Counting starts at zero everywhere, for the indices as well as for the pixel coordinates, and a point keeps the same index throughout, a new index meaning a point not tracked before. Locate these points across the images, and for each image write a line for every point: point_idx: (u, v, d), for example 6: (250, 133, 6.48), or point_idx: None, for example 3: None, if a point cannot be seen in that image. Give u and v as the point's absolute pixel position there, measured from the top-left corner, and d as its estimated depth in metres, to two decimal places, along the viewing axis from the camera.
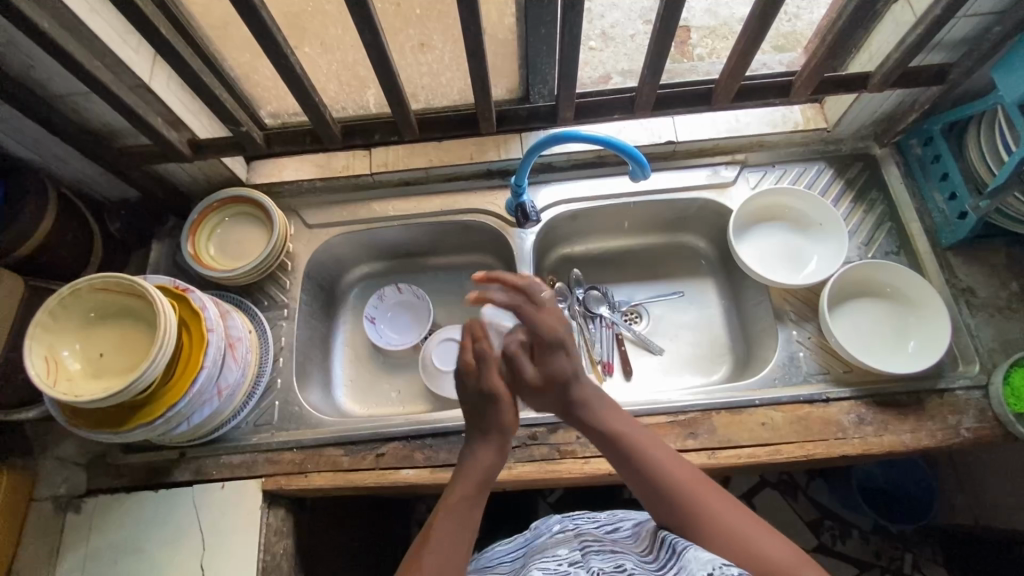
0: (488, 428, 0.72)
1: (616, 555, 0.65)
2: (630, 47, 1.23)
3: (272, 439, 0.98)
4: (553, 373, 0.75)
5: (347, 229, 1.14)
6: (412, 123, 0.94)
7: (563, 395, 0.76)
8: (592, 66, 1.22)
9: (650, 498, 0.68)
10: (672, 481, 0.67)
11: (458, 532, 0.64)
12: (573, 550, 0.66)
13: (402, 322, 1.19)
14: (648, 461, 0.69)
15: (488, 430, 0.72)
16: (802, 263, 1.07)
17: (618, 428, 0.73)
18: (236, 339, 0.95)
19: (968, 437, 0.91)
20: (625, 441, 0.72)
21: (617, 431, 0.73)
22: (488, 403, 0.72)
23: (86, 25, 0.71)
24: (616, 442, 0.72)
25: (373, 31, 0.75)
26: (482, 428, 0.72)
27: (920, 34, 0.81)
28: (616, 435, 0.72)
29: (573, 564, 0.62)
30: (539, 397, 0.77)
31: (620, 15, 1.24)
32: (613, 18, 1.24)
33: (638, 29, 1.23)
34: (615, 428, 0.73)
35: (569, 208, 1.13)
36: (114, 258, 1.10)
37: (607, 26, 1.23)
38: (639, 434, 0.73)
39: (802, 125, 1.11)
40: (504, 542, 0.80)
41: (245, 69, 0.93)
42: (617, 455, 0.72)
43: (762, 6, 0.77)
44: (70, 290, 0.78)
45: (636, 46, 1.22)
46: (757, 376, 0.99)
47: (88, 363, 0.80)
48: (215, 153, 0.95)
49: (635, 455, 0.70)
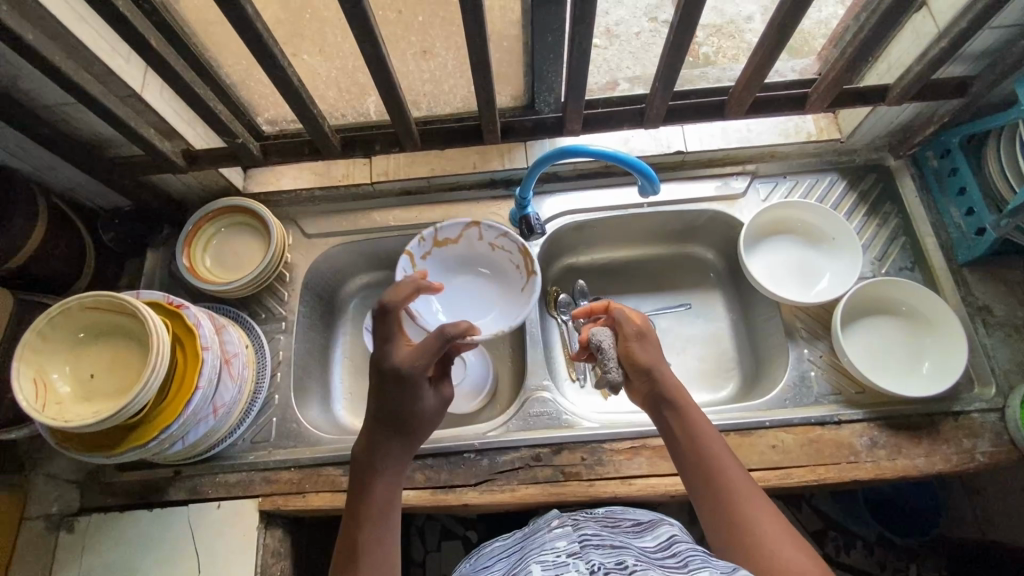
0: (393, 405, 0.71)
1: (618, 548, 0.62)
2: (635, 47, 1.18)
3: (269, 458, 0.95)
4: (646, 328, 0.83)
5: (347, 239, 1.11)
6: (413, 134, 0.91)
7: (647, 350, 0.81)
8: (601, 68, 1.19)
9: (713, 505, 0.68)
10: (726, 474, 0.69)
11: (379, 523, 0.67)
12: (572, 544, 0.63)
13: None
14: (723, 473, 0.69)
15: (401, 413, 0.71)
16: (814, 279, 1.04)
17: (702, 435, 0.73)
18: (232, 355, 0.93)
19: (983, 462, 0.89)
20: (706, 447, 0.72)
21: (700, 437, 0.73)
22: (403, 387, 0.71)
23: (74, 34, 0.68)
24: (696, 447, 0.73)
25: (374, 43, 0.71)
26: (394, 411, 0.71)
27: (943, 46, 0.78)
28: (698, 441, 0.73)
29: (572, 555, 0.60)
30: (641, 347, 0.81)
31: (624, 12, 1.19)
32: (617, 16, 1.19)
33: (643, 28, 1.19)
34: (699, 435, 0.73)
35: (575, 219, 1.11)
36: (108, 269, 1.08)
37: (611, 25, 1.19)
38: (719, 447, 0.72)
39: (816, 135, 1.07)
40: (501, 537, 0.77)
41: (242, 77, 0.90)
42: (682, 437, 0.74)
43: (781, 18, 0.73)
44: (60, 308, 0.76)
45: (642, 46, 1.17)
46: (767, 395, 0.97)
47: (79, 386, 0.77)
48: (210, 164, 0.92)
49: (712, 464, 0.70)
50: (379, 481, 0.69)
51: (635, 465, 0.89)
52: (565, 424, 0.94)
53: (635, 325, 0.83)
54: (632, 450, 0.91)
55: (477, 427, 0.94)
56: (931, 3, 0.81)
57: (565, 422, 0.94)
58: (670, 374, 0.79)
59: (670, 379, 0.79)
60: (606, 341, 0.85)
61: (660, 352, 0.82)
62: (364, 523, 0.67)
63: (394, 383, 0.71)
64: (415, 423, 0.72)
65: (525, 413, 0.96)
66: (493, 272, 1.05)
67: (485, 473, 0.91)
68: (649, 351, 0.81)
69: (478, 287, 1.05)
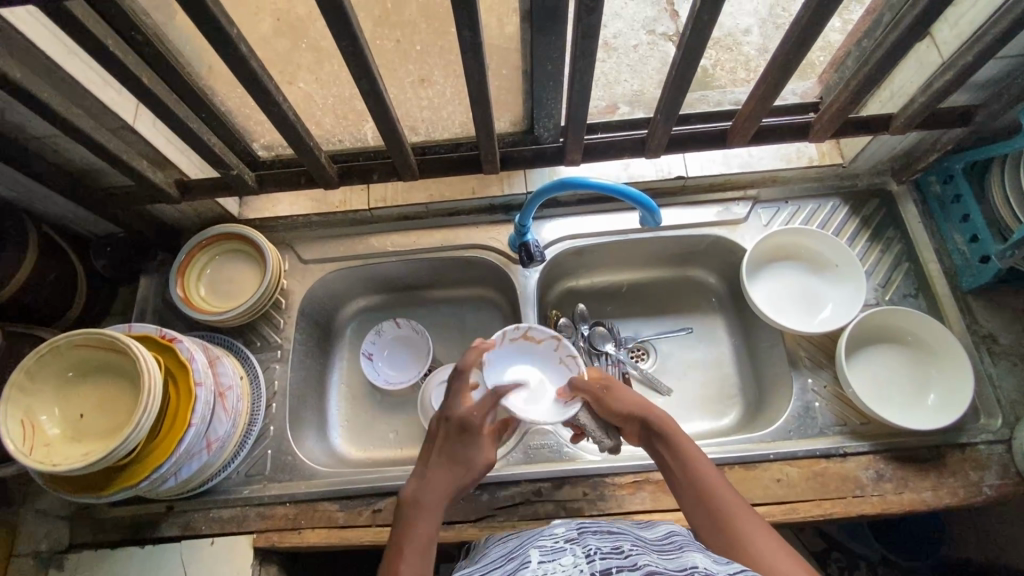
0: (451, 450, 0.78)
1: (615, 535, 0.64)
2: (633, 56, 1.28)
3: (264, 492, 0.94)
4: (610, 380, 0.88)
5: (344, 265, 1.09)
6: (411, 164, 0.89)
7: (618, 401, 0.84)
8: (599, 82, 1.24)
9: (712, 530, 0.67)
10: (720, 496, 0.69)
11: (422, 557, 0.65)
12: (570, 530, 0.66)
13: (402, 357, 1.14)
14: (716, 497, 0.69)
15: (456, 457, 0.77)
16: (817, 308, 1.02)
17: (693, 463, 0.74)
18: (227, 387, 0.91)
19: (990, 495, 0.87)
20: (698, 474, 0.73)
21: (692, 464, 0.74)
22: (462, 437, 0.79)
23: (65, 70, 0.67)
24: (689, 474, 0.73)
25: (372, 81, 0.69)
26: (451, 453, 0.77)
27: (947, 79, 0.77)
28: (690, 469, 0.74)
29: (569, 541, 0.63)
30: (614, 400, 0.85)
31: (623, 26, 1.32)
32: (615, 28, 1.32)
33: (640, 39, 1.30)
34: (691, 463, 0.74)
35: (574, 245, 1.09)
36: (100, 296, 1.06)
37: (609, 37, 1.31)
38: (713, 473, 0.73)
39: (817, 160, 1.06)
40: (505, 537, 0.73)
41: (237, 106, 0.89)
42: (677, 465, 0.76)
43: (785, 53, 0.72)
44: (49, 347, 0.74)
45: (638, 57, 1.27)
46: (771, 426, 0.96)
47: (67, 426, 0.75)
48: (205, 194, 0.91)
49: (705, 489, 0.71)
50: (427, 518, 0.69)
51: (638, 500, 0.88)
52: (567, 457, 0.93)
53: (596, 381, 0.88)
54: (636, 485, 0.89)
55: None
56: (935, 33, 0.81)
57: (566, 456, 0.93)
58: (652, 409, 0.83)
59: (655, 414, 0.82)
60: (582, 412, 0.89)
61: (633, 392, 0.85)
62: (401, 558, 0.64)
63: (454, 431, 0.79)
64: (470, 469, 0.77)
65: (525, 446, 0.94)
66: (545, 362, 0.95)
67: (485, 509, 0.89)
68: (620, 397, 0.85)
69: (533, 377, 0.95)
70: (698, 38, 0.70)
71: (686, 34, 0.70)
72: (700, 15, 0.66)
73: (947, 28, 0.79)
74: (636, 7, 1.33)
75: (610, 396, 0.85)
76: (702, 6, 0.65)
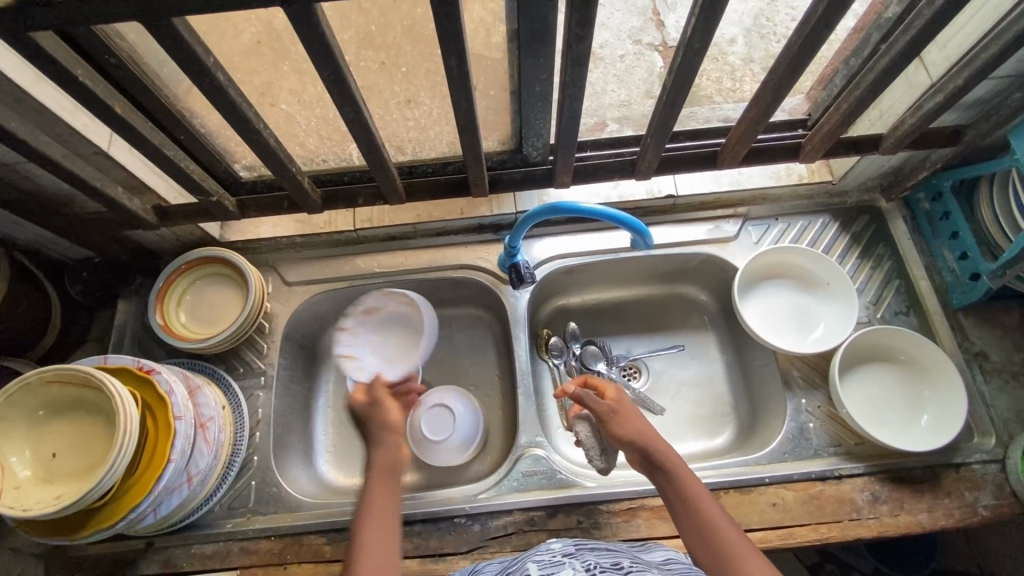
0: (375, 421, 0.81)
1: (611, 554, 0.70)
2: (620, 66, 1.27)
3: (248, 526, 0.90)
4: (618, 400, 0.84)
5: (329, 287, 1.07)
6: (397, 189, 0.87)
7: (620, 425, 0.82)
8: (587, 92, 1.23)
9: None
10: (721, 535, 0.68)
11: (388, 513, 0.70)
12: (567, 546, 0.71)
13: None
14: (721, 539, 0.68)
15: (382, 428, 0.80)
16: (810, 326, 1.02)
17: (696, 502, 0.72)
18: (208, 419, 0.88)
19: (986, 516, 0.87)
20: (703, 510, 0.71)
21: (696, 504, 0.72)
22: (375, 409, 0.82)
23: (34, 98, 0.64)
24: (693, 513, 0.71)
25: (356, 110, 0.67)
26: (379, 428, 0.80)
27: (937, 101, 0.77)
28: (694, 508, 0.72)
29: (567, 555, 0.68)
30: (615, 424, 0.82)
31: (609, 36, 1.31)
32: (602, 39, 1.31)
33: (626, 49, 1.29)
34: (696, 503, 0.72)
35: (565, 264, 1.08)
36: (75, 323, 1.02)
37: (596, 47, 1.30)
38: (717, 512, 0.71)
39: (806, 177, 1.07)
40: (494, 560, 0.75)
41: (218, 128, 0.86)
42: (679, 499, 0.73)
43: (776, 78, 0.71)
44: (18, 385, 0.71)
45: (625, 67, 1.27)
46: (765, 448, 0.95)
47: (39, 467, 0.72)
48: (184, 220, 0.88)
49: (710, 531, 0.69)
50: (388, 475, 0.74)
51: (633, 528, 0.86)
52: (560, 484, 0.91)
53: (605, 402, 0.84)
54: (631, 512, 0.88)
55: (466, 489, 0.91)
56: (923, 54, 0.81)
57: (559, 483, 0.91)
58: (656, 439, 0.79)
59: (658, 445, 0.79)
60: (583, 427, 0.88)
61: (640, 419, 0.82)
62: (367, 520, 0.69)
63: (369, 410, 0.82)
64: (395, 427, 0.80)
65: (518, 473, 0.92)
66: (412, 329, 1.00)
67: (477, 540, 0.87)
68: (626, 424, 0.82)
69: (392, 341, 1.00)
70: (689, 64, 0.69)
71: (676, 59, 0.69)
72: (691, 42, 0.66)
73: (935, 50, 0.79)
74: (622, 18, 1.34)
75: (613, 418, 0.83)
76: (693, 34, 0.64)
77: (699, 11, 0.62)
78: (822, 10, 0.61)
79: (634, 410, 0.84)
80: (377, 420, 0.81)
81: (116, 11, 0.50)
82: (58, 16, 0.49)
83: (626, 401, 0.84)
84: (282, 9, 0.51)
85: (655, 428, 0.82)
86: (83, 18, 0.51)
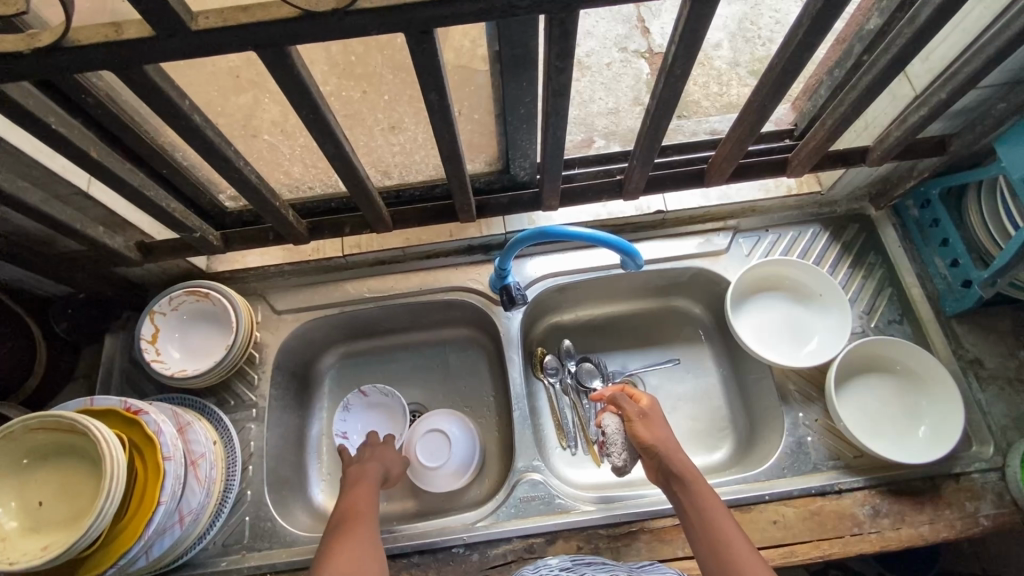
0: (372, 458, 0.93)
1: (607, 565, 0.76)
2: (606, 75, 1.27)
3: (242, 564, 0.89)
4: (648, 408, 0.88)
5: (319, 314, 1.05)
6: (384, 219, 0.85)
7: (648, 429, 0.84)
8: (574, 102, 1.22)
9: None
10: (731, 547, 0.69)
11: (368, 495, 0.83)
12: (564, 561, 0.78)
13: (376, 420, 1.07)
14: (733, 551, 0.69)
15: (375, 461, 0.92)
16: (804, 338, 1.01)
17: (711, 513, 0.73)
18: (199, 456, 0.87)
19: (987, 526, 0.86)
20: (715, 522, 0.72)
21: (711, 515, 0.73)
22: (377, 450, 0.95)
23: (9, 143, 0.63)
24: (706, 524, 0.73)
25: (338, 147, 0.66)
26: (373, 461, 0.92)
27: (921, 114, 0.76)
28: (707, 519, 0.73)
29: (564, 569, 0.76)
30: (645, 427, 0.85)
31: (595, 44, 1.31)
32: (589, 47, 1.31)
33: (612, 57, 1.29)
34: (712, 514, 0.73)
35: (556, 283, 1.07)
36: (62, 360, 1.01)
37: (583, 56, 1.30)
38: (728, 525, 0.72)
39: (794, 189, 1.07)
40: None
41: (199, 160, 0.85)
42: (694, 508, 0.75)
43: (759, 99, 0.71)
44: (2, 433, 0.70)
45: (612, 76, 1.27)
46: (764, 464, 0.94)
47: (25, 518, 0.70)
48: (169, 255, 0.87)
49: (722, 543, 0.70)
50: (370, 492, 0.84)
51: (635, 551, 0.86)
52: (560, 509, 0.90)
53: (637, 405, 0.88)
54: (631, 535, 0.87)
55: (464, 517, 0.90)
56: (907, 67, 0.81)
57: (559, 507, 0.90)
58: (677, 449, 0.82)
59: (679, 455, 0.81)
60: (612, 424, 0.89)
61: (666, 429, 0.85)
62: (353, 505, 0.81)
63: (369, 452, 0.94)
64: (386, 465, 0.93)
65: (515, 499, 0.91)
66: (204, 336, 0.99)
67: (476, 569, 0.86)
68: (652, 429, 0.84)
69: (190, 345, 0.98)
70: (671, 90, 0.69)
71: (659, 84, 0.69)
72: (674, 68, 0.65)
73: (918, 64, 0.79)
74: (607, 26, 1.33)
75: (640, 422, 0.86)
76: (675, 61, 0.64)
77: (679, 38, 0.61)
78: (803, 33, 0.60)
79: (662, 420, 0.87)
80: (375, 449, 0.95)
81: (87, 61, 0.49)
82: (27, 68, 0.49)
83: (658, 410, 0.88)
84: (256, 54, 0.51)
85: (678, 441, 0.85)
86: (53, 69, 0.50)
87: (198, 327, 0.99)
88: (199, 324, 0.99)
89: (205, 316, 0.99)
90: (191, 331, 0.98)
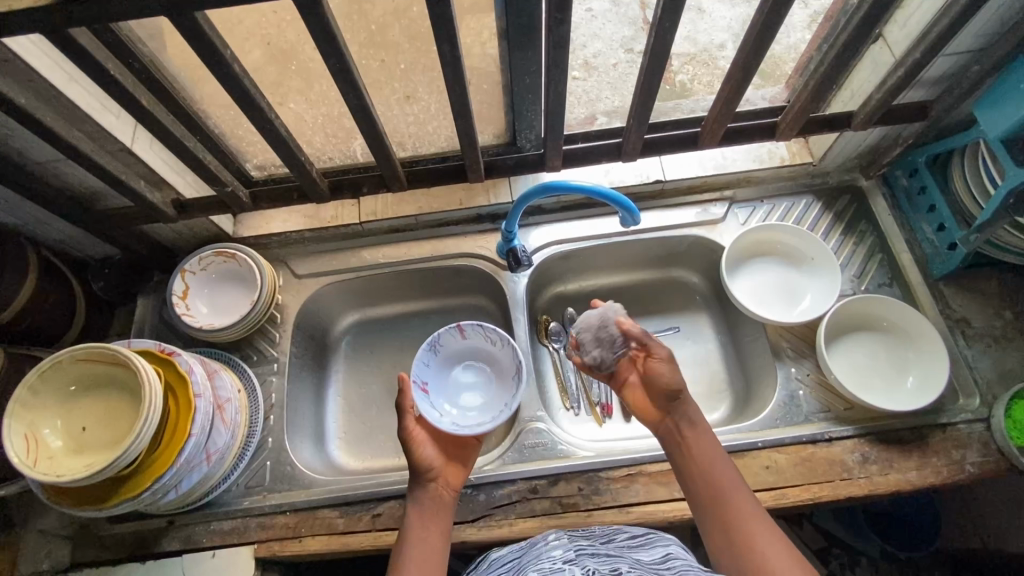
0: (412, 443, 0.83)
1: (612, 556, 0.68)
2: (612, 73, 1.34)
3: (264, 503, 0.95)
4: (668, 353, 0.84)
5: (337, 279, 1.12)
6: (399, 176, 0.92)
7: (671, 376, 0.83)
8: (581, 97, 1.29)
9: (716, 519, 0.72)
10: (724, 486, 0.74)
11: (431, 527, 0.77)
12: (567, 551, 0.70)
13: (482, 378, 1.01)
14: (726, 491, 0.74)
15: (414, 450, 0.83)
16: (796, 300, 1.06)
17: (704, 453, 0.78)
18: (225, 401, 0.93)
19: (973, 472, 0.90)
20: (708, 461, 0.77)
21: (703, 453, 0.78)
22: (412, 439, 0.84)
23: (66, 96, 0.71)
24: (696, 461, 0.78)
25: (359, 99, 0.73)
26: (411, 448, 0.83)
27: (899, 76, 0.82)
28: (699, 456, 0.78)
29: (567, 561, 0.67)
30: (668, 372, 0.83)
31: (601, 45, 1.38)
32: (595, 48, 1.38)
33: (618, 57, 1.36)
34: (706, 454, 0.78)
35: (560, 249, 1.13)
36: (98, 318, 1.09)
37: (589, 56, 1.36)
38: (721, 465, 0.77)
39: (788, 160, 1.12)
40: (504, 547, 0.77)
41: (231, 127, 0.92)
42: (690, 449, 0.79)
43: (744, 57, 0.77)
44: (51, 363, 0.77)
45: (617, 73, 1.34)
46: (758, 416, 0.98)
47: (71, 439, 0.77)
48: (201, 212, 0.94)
49: (714, 479, 0.75)
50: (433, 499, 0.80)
51: (632, 493, 0.90)
52: (562, 453, 0.95)
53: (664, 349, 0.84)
54: (629, 478, 0.92)
55: None
56: (886, 34, 0.87)
57: (561, 453, 0.95)
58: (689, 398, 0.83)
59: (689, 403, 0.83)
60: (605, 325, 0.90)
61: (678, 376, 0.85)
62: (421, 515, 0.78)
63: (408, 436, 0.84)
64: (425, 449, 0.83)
65: (521, 445, 0.96)
66: (230, 296, 1.06)
67: (483, 508, 0.91)
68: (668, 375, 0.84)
69: (218, 305, 1.05)
70: (662, 44, 0.74)
71: (650, 42, 0.75)
72: (662, 23, 0.71)
73: (896, 30, 0.85)
74: (614, 27, 1.40)
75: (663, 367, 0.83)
76: (663, 16, 0.70)
77: None
78: None
79: None
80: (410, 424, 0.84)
81: (143, 7, 0.56)
82: (96, 13, 0.56)
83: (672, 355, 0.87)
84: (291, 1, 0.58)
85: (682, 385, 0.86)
86: (113, 17, 0.57)
87: (225, 287, 1.06)
88: (225, 285, 1.06)
89: (232, 276, 1.06)
90: (218, 292, 1.06)
